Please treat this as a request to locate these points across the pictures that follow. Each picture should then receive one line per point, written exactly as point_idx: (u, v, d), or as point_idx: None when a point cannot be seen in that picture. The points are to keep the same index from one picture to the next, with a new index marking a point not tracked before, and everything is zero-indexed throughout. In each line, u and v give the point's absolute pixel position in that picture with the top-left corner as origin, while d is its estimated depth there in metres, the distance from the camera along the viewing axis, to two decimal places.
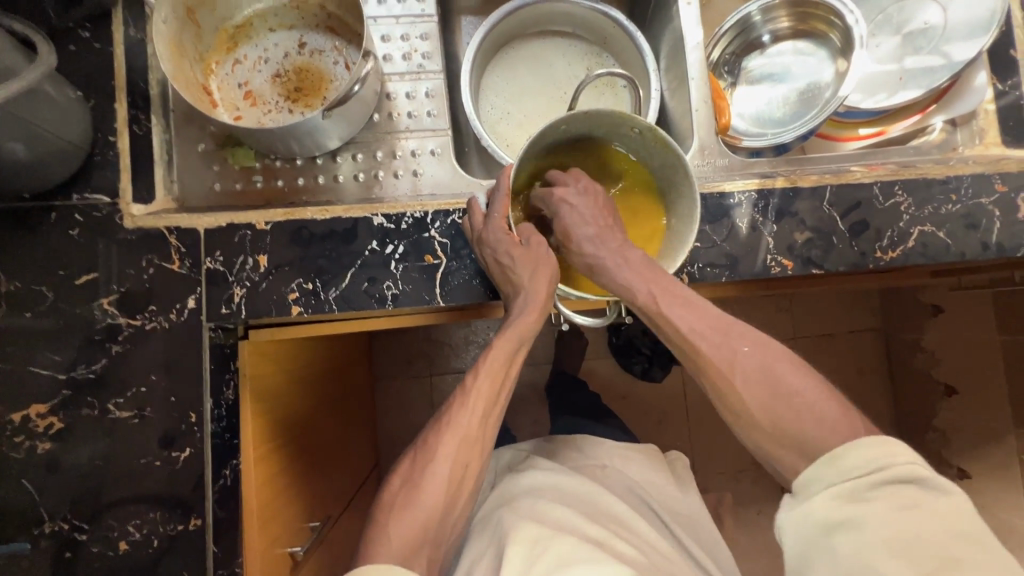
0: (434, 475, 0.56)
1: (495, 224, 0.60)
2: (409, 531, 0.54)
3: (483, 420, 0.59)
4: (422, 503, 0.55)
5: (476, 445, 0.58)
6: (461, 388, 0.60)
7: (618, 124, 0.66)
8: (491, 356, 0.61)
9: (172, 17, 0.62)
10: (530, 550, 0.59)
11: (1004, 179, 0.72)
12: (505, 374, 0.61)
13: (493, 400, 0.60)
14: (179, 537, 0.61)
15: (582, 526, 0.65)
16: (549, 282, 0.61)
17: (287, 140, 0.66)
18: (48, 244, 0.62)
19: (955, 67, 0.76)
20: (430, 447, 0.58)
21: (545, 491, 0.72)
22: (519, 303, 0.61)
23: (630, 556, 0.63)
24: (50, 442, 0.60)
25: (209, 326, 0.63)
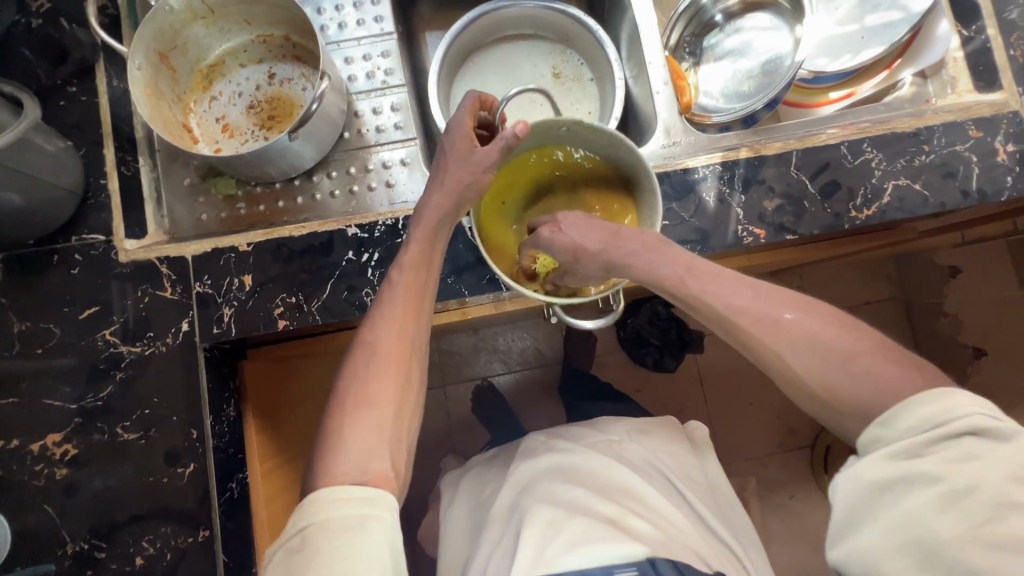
0: (362, 404, 0.53)
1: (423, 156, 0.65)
2: (365, 421, 0.52)
3: (400, 335, 0.57)
4: (372, 395, 0.54)
5: (414, 339, 0.58)
6: (369, 319, 0.58)
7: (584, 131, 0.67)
8: (410, 248, 0.61)
9: (146, 64, 0.67)
10: (546, 533, 0.61)
11: (977, 124, 0.71)
12: (428, 265, 0.62)
13: (407, 318, 0.58)
14: (190, 549, 0.64)
15: (596, 504, 0.65)
16: (443, 200, 0.63)
17: (265, 166, 0.70)
18: (52, 284, 0.67)
19: (914, 19, 0.77)
20: (350, 382, 0.55)
21: (558, 472, 0.71)
22: (425, 199, 0.63)
23: (646, 534, 0.62)
24: (66, 468, 0.64)
25: (204, 346, 0.67)
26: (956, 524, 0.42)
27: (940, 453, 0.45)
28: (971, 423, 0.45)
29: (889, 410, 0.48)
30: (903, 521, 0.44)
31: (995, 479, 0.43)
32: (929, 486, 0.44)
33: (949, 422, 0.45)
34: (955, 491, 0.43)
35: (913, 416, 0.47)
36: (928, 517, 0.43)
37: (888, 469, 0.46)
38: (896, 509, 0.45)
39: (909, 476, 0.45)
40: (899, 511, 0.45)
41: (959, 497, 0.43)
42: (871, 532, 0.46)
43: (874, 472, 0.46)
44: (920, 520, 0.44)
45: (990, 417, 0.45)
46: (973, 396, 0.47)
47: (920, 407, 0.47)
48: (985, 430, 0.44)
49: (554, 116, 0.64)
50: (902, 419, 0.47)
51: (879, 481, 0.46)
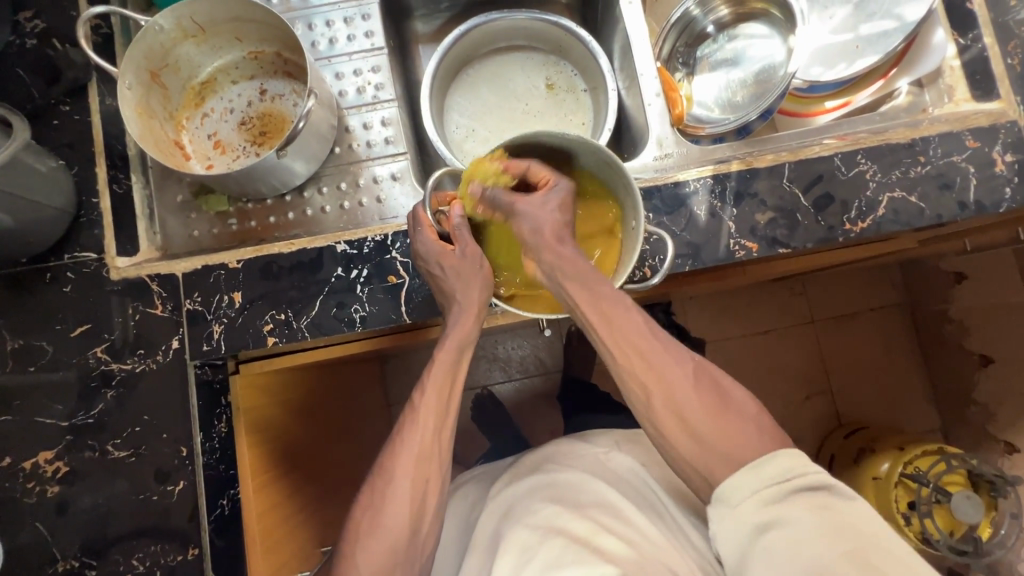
0: (394, 497, 0.56)
1: (425, 237, 0.62)
2: (378, 555, 0.55)
3: (436, 432, 0.59)
4: (387, 525, 0.55)
5: (431, 463, 0.58)
6: (410, 406, 0.60)
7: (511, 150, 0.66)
8: (436, 369, 0.61)
9: (137, 83, 0.68)
10: (519, 558, 0.58)
11: (974, 135, 0.70)
12: (454, 385, 0.61)
13: (443, 416, 0.60)
14: (180, 567, 0.64)
15: (565, 523, 0.61)
16: (481, 292, 0.63)
17: (256, 183, 0.70)
18: (45, 302, 0.67)
19: (908, 28, 0.75)
20: (386, 469, 0.58)
21: (539, 491, 0.69)
22: (452, 318, 0.62)
23: (616, 552, 0.56)
24: (57, 485, 0.64)
25: (194, 363, 0.67)
26: (825, 557, 0.44)
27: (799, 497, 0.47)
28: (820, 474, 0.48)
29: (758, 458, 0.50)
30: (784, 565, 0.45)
31: (851, 523, 0.46)
32: (800, 526, 0.46)
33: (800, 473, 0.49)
34: (827, 531, 0.45)
35: (778, 466, 0.49)
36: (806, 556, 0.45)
37: (761, 513, 0.48)
38: (776, 549, 0.46)
39: (777, 519, 0.47)
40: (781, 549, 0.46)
41: (828, 532, 0.45)
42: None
43: (751, 516, 0.48)
44: (794, 562, 0.45)
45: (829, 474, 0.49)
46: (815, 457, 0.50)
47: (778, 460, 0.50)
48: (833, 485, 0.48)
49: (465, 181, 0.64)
50: (771, 466, 0.49)
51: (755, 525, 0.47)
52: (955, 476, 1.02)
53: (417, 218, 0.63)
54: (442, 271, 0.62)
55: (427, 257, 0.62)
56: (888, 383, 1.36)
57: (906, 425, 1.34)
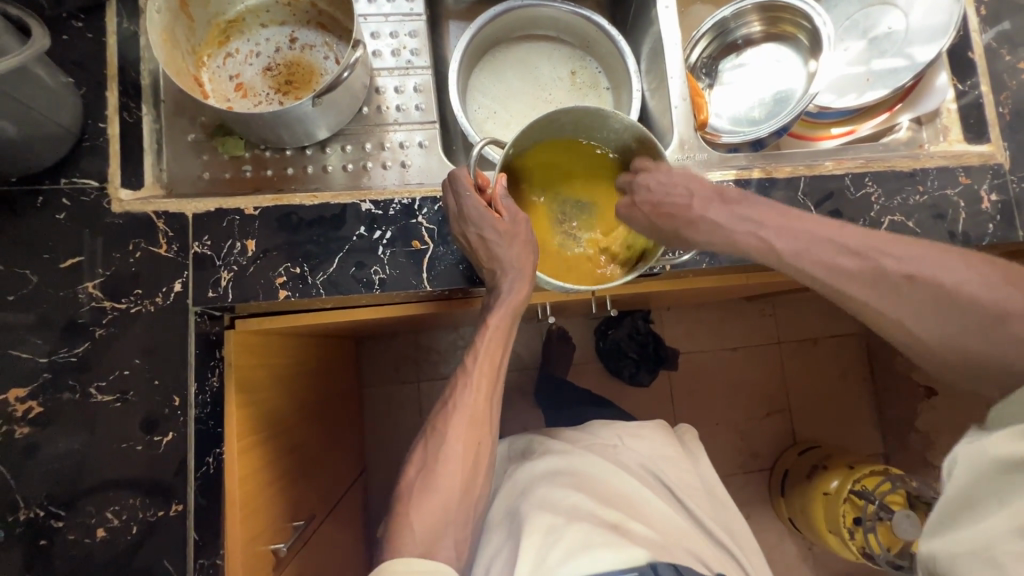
0: (449, 456, 0.56)
1: (473, 201, 0.60)
2: (432, 512, 0.54)
3: (488, 398, 0.60)
4: (440, 484, 0.55)
5: (484, 426, 0.59)
6: (462, 371, 0.61)
7: (540, 127, 0.65)
8: (489, 335, 0.61)
9: (166, 8, 0.64)
10: (546, 538, 0.58)
11: (966, 172, 0.76)
12: (503, 355, 0.62)
13: (495, 382, 0.61)
14: (160, 523, 0.60)
15: (593, 510, 0.63)
16: (527, 253, 0.61)
17: (279, 129, 0.67)
18: (34, 227, 0.62)
19: (918, 68, 0.79)
20: (439, 431, 0.58)
21: (557, 475, 0.69)
22: (507, 282, 0.61)
23: (643, 536, 0.61)
24: (28, 426, 0.59)
25: (196, 310, 0.63)
26: None
27: None
28: None
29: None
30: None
31: None
32: None
33: None
34: None
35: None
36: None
37: (1015, 448, 0.43)
38: (1022, 493, 0.42)
39: None
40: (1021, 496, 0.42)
41: None
42: (993, 521, 0.43)
43: (998, 449, 0.44)
44: None
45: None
46: None
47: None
48: None
49: (501, 155, 0.64)
50: None
51: (1004, 464, 0.43)
52: (897, 496, 1.09)
53: (461, 181, 0.61)
54: (496, 237, 0.60)
55: (478, 223, 0.60)
56: (842, 406, 1.45)
57: (855, 445, 1.44)
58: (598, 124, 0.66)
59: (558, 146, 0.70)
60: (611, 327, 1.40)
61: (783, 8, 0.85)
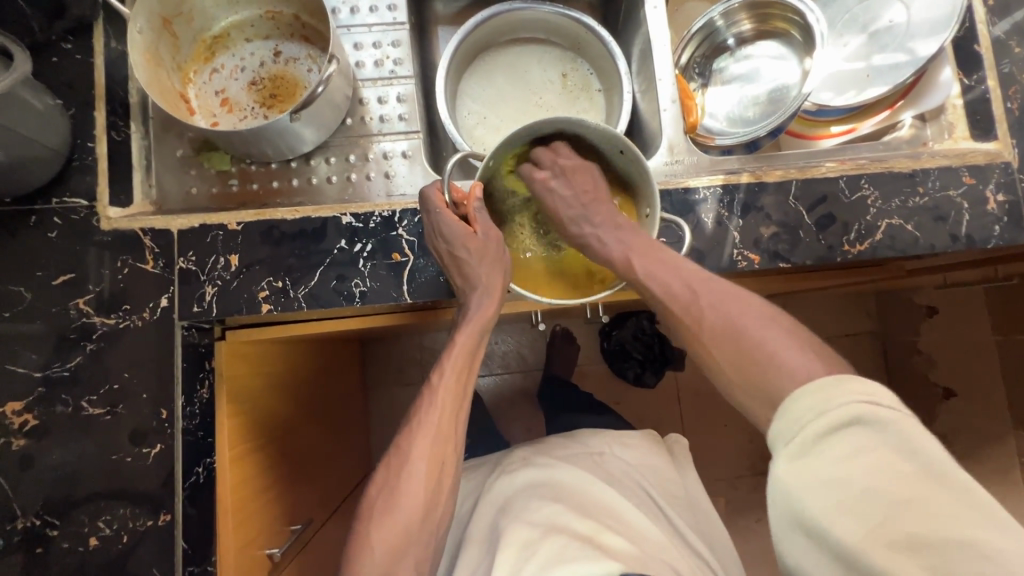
0: (410, 477, 0.56)
1: (446, 218, 0.60)
2: (394, 532, 0.54)
3: (453, 414, 0.60)
4: (402, 505, 0.55)
5: (448, 443, 0.59)
6: (428, 388, 0.61)
7: (525, 136, 0.65)
8: (455, 350, 0.61)
9: (148, 28, 0.65)
10: (522, 552, 0.58)
11: (970, 172, 0.73)
12: (470, 370, 0.62)
13: (460, 397, 0.61)
14: (149, 533, 0.62)
15: (567, 521, 0.62)
16: (501, 276, 0.62)
17: (262, 145, 0.68)
18: (27, 246, 0.64)
19: (919, 63, 0.76)
20: (402, 451, 0.58)
21: (537, 488, 0.69)
22: (473, 302, 0.62)
23: (622, 550, 0.59)
24: (24, 438, 0.61)
25: (182, 324, 0.65)
26: (853, 529, 0.39)
27: (833, 449, 0.42)
28: (858, 411, 0.42)
29: (789, 400, 0.46)
30: (812, 529, 0.41)
31: (892, 479, 0.40)
32: (839, 486, 0.40)
33: (830, 410, 0.43)
34: (863, 493, 0.40)
35: (803, 405, 0.45)
36: (825, 520, 0.40)
37: (794, 473, 0.42)
38: (806, 513, 0.41)
39: (816, 478, 0.41)
40: (869, 528, 0.40)
41: (862, 499, 0.40)
42: (804, 549, 0.42)
43: (783, 474, 0.43)
44: (822, 526, 0.41)
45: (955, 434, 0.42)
46: (861, 382, 0.44)
47: (814, 395, 0.45)
48: (866, 418, 0.42)
49: (481, 164, 0.63)
50: (803, 404, 0.45)
51: (790, 486, 0.42)
52: None
53: (433, 199, 0.61)
54: (468, 254, 0.60)
55: (451, 240, 0.60)
56: None
57: None
58: (577, 134, 0.65)
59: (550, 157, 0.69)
60: (615, 328, 1.38)
61: (774, 4, 0.82)
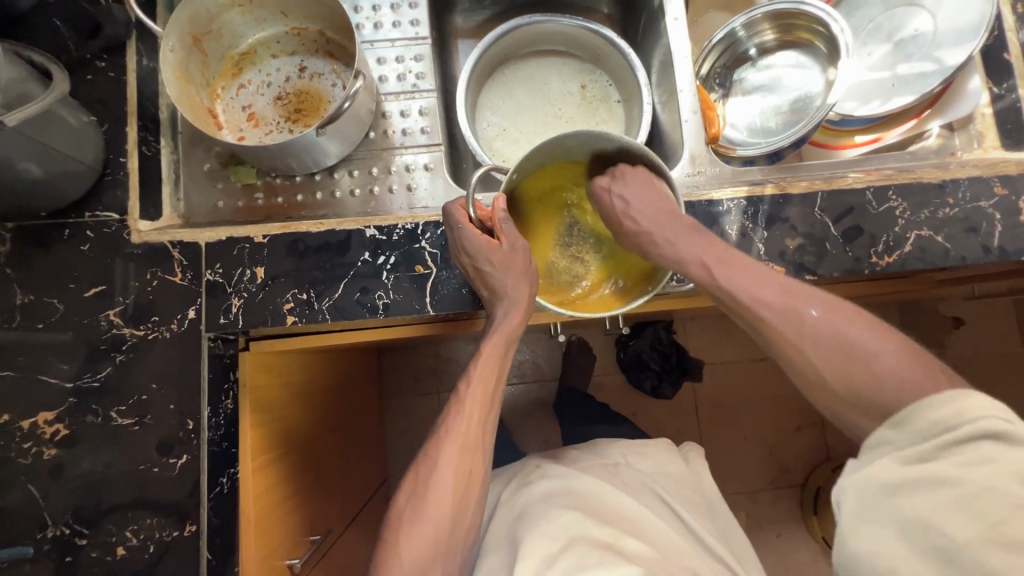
0: (438, 485, 0.56)
1: (468, 234, 0.60)
2: (422, 542, 0.54)
3: (481, 423, 0.59)
4: (429, 514, 0.55)
5: (476, 452, 0.58)
6: (456, 396, 0.61)
7: (550, 149, 0.65)
8: (483, 359, 0.61)
9: (179, 46, 0.67)
10: (543, 561, 0.57)
11: (1002, 182, 0.71)
12: (497, 380, 0.61)
13: (488, 406, 0.60)
14: (175, 543, 0.62)
15: (587, 528, 0.61)
16: (528, 290, 0.62)
17: (288, 159, 0.69)
18: (61, 258, 0.65)
19: (946, 72, 0.75)
20: (430, 458, 0.58)
21: (554, 495, 0.68)
22: (503, 309, 0.61)
23: (643, 555, 0.60)
24: (55, 448, 0.62)
25: (209, 336, 0.65)
26: (963, 527, 0.40)
27: (948, 458, 0.43)
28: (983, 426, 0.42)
29: (905, 413, 0.47)
30: (911, 523, 0.43)
31: (997, 480, 0.40)
32: (949, 490, 0.42)
33: (958, 425, 0.44)
34: (961, 497, 0.41)
35: (925, 418, 0.46)
36: (935, 521, 0.42)
37: (905, 473, 0.44)
38: (907, 513, 0.43)
39: (923, 480, 0.43)
40: (912, 514, 0.43)
41: (969, 501, 0.41)
42: (887, 540, 0.44)
43: (889, 475, 0.45)
44: (927, 523, 0.42)
45: (1004, 420, 0.42)
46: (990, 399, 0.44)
47: (933, 409, 0.45)
48: (1000, 433, 0.42)
49: (505, 178, 0.63)
50: (917, 421, 0.46)
51: (891, 483, 0.45)
52: None
53: (456, 216, 0.61)
54: (491, 267, 0.60)
55: (476, 254, 0.60)
56: None
57: None
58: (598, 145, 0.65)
59: (567, 168, 0.69)
60: (632, 338, 1.37)
61: (798, 14, 0.81)
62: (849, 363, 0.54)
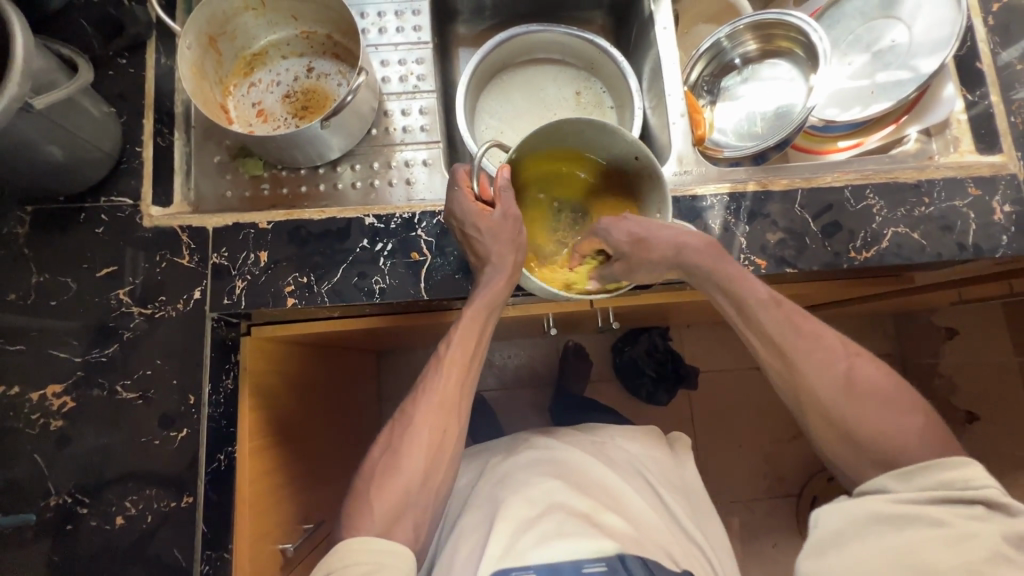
0: (412, 441, 0.59)
1: (466, 197, 0.64)
2: (393, 493, 0.57)
3: (458, 384, 0.62)
4: (403, 469, 0.58)
5: (452, 411, 0.61)
6: (435, 357, 0.64)
7: (549, 133, 0.67)
8: (461, 324, 0.64)
9: (196, 44, 0.71)
10: (519, 526, 0.62)
11: (976, 183, 0.74)
12: (478, 342, 0.64)
13: (466, 369, 0.63)
14: (172, 514, 0.64)
15: (566, 499, 0.66)
16: (511, 247, 0.64)
17: (293, 151, 0.73)
18: (77, 240, 0.69)
19: (922, 78, 0.79)
20: (407, 416, 0.61)
21: (539, 463, 0.72)
22: (486, 277, 0.64)
23: (618, 529, 0.64)
24: (61, 420, 0.65)
25: (212, 316, 0.68)
26: (949, 559, 0.46)
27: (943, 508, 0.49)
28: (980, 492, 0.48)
29: (908, 469, 0.53)
30: (896, 550, 0.48)
31: (989, 534, 0.46)
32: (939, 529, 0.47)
33: (955, 487, 0.50)
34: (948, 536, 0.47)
35: (930, 478, 0.52)
36: (920, 549, 0.47)
37: (897, 507, 0.50)
38: (895, 541, 0.49)
39: (913, 515, 0.49)
40: (895, 543, 0.48)
41: (956, 540, 0.46)
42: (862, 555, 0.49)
43: (883, 506, 0.51)
44: (911, 551, 0.47)
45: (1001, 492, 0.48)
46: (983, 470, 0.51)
47: (938, 471, 0.52)
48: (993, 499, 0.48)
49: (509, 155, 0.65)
50: (921, 478, 0.52)
51: (887, 515, 0.50)
52: None
53: (458, 178, 0.65)
54: (478, 233, 0.63)
55: (469, 216, 0.63)
56: None
57: None
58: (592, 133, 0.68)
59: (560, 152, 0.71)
60: (628, 343, 1.39)
61: (778, 24, 0.86)
62: (840, 369, 0.60)
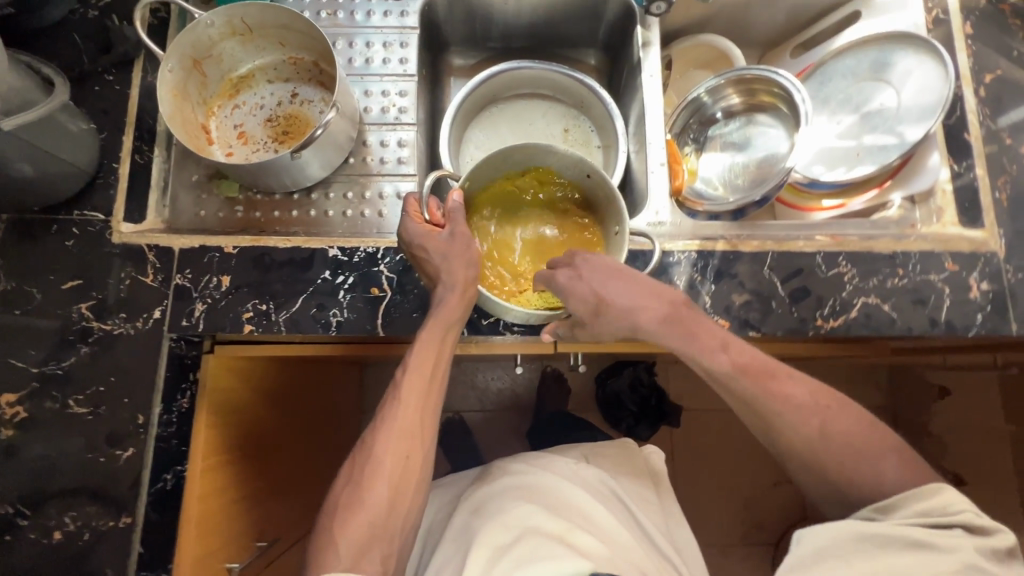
0: (376, 472, 0.59)
1: (409, 220, 0.65)
2: (361, 525, 0.57)
3: (419, 411, 0.62)
4: (368, 501, 0.58)
5: (416, 437, 0.60)
6: (394, 383, 0.63)
7: (498, 160, 0.71)
8: (419, 347, 0.62)
9: (178, 67, 0.73)
10: (490, 558, 0.61)
11: (954, 258, 0.73)
12: (435, 365, 0.63)
13: (426, 393, 0.62)
14: (109, 533, 0.64)
15: (538, 520, 0.65)
16: (465, 267, 0.63)
17: (265, 177, 0.73)
18: (46, 251, 0.70)
19: (907, 146, 0.77)
20: (368, 446, 0.61)
21: (512, 488, 0.71)
22: (440, 296, 0.63)
23: (591, 549, 0.63)
24: (11, 429, 0.65)
25: (170, 336, 0.69)
26: None
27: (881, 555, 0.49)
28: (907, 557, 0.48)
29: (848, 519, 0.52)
30: None
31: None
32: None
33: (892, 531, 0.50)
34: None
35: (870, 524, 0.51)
36: None
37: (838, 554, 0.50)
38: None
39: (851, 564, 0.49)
40: None
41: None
42: None
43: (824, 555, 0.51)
44: None
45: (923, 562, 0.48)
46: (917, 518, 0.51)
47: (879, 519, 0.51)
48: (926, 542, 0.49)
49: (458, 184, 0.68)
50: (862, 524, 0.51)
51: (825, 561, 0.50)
52: None
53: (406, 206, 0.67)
54: (425, 253, 0.64)
55: (415, 238, 0.64)
56: None
57: None
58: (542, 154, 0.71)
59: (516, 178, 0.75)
60: (610, 377, 1.37)
61: (762, 80, 0.85)
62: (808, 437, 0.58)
